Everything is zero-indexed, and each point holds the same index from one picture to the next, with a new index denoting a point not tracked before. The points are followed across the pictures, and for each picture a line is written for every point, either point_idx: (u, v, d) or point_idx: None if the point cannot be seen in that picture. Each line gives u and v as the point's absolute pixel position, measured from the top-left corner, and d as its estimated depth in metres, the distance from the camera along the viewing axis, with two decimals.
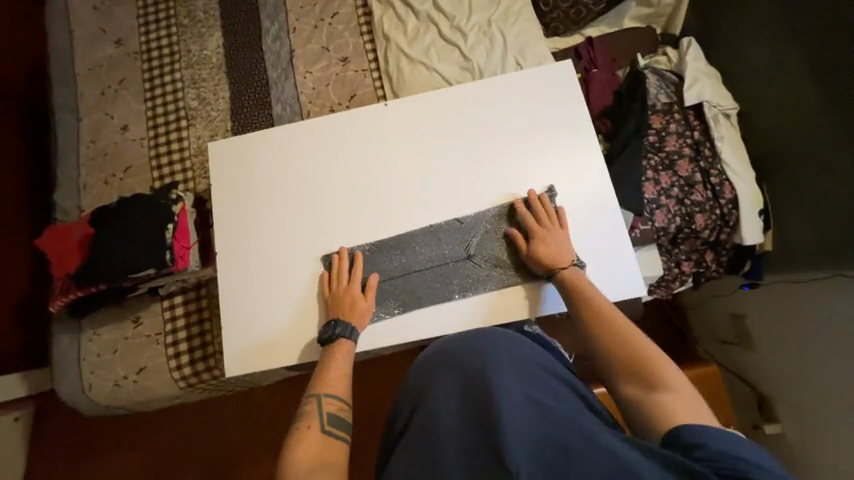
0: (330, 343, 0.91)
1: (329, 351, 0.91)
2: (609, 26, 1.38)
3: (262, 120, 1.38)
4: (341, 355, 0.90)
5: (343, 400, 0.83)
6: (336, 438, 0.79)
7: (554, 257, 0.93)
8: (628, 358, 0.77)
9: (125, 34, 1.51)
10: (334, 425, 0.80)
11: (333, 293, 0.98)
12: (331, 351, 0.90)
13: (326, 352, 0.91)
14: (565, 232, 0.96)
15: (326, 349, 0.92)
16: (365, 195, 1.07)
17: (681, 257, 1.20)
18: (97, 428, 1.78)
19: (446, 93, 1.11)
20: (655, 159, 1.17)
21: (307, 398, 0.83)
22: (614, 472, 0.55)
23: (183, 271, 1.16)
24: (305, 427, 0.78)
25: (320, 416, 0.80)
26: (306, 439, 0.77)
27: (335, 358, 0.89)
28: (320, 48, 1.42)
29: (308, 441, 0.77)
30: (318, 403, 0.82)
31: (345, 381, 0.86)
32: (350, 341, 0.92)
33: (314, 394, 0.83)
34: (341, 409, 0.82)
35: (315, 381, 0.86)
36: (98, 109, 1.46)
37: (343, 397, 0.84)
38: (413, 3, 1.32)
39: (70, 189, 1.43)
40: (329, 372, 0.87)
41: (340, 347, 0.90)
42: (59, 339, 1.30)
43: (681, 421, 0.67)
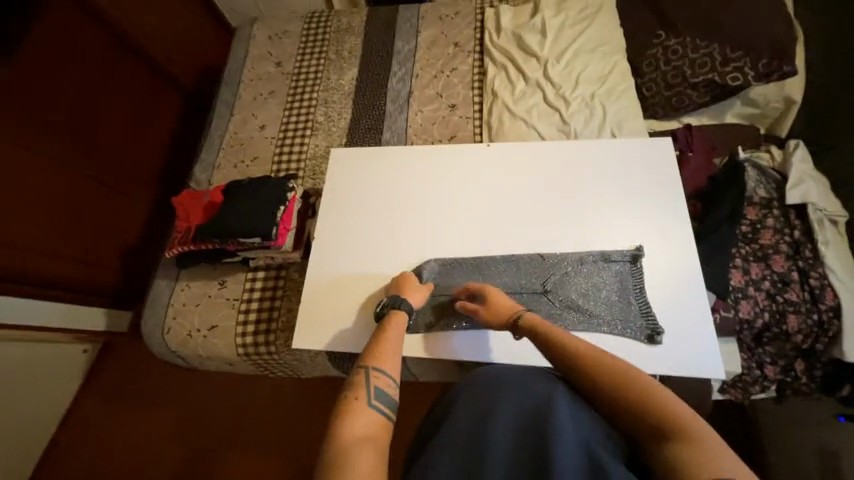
0: (385, 318, 0.91)
1: (383, 326, 0.89)
2: (710, 118, 1.44)
3: (371, 142, 1.60)
4: (394, 331, 0.87)
5: (390, 374, 0.78)
6: (381, 412, 0.72)
7: (499, 311, 0.94)
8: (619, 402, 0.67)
9: (285, 58, 1.88)
10: (381, 400, 0.74)
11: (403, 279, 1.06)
12: (382, 324, 0.90)
13: (379, 327, 0.89)
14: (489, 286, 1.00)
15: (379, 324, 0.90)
16: (449, 218, 1.18)
17: (765, 359, 1.12)
18: (148, 375, 1.95)
19: (544, 146, 1.23)
20: (746, 249, 1.17)
21: (357, 369, 0.78)
22: None
23: (279, 247, 1.35)
24: (353, 397, 0.73)
25: (367, 386, 0.75)
26: (351, 410, 0.71)
27: (387, 332, 0.87)
28: (435, 93, 1.64)
29: (356, 414, 0.70)
30: (365, 375, 0.77)
31: (396, 356, 0.82)
32: (403, 317, 0.93)
33: (362, 366, 0.79)
34: (389, 385, 0.77)
35: (363, 355, 0.82)
36: (248, 109, 1.80)
37: (391, 372, 0.79)
38: (525, 71, 1.51)
39: (207, 165, 1.73)
40: (380, 346, 0.83)
41: (390, 318, 0.91)
42: (158, 282, 1.51)
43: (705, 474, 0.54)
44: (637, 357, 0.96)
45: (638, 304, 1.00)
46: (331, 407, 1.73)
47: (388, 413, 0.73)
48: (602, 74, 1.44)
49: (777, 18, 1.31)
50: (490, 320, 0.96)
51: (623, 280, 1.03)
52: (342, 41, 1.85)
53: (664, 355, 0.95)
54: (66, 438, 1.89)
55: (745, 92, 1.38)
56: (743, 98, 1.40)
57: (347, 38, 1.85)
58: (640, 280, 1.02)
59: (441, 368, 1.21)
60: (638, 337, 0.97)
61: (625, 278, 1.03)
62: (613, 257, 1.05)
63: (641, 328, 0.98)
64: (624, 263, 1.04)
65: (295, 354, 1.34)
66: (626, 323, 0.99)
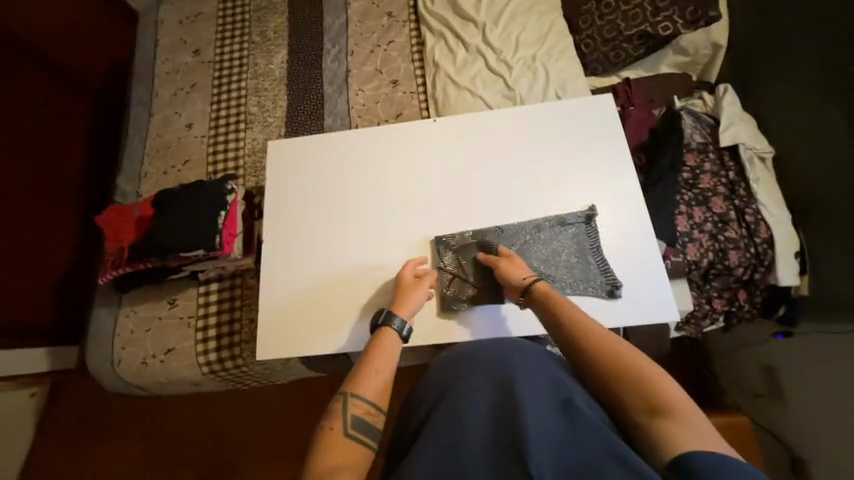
0: (374, 337, 0.84)
1: (374, 344, 0.83)
2: (647, 69, 1.46)
3: (313, 129, 1.49)
4: (385, 352, 0.81)
5: (372, 402, 0.74)
6: (361, 444, 0.70)
7: (517, 272, 0.94)
8: (612, 377, 0.69)
9: (203, 45, 1.69)
10: (359, 429, 0.71)
11: (402, 282, 0.98)
12: (370, 345, 0.83)
13: (371, 344, 0.83)
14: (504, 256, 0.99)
15: (373, 340, 0.84)
16: (404, 202, 1.13)
17: (712, 294, 1.21)
18: (109, 410, 1.81)
19: (492, 115, 1.20)
20: (689, 195, 1.22)
21: (338, 396, 0.74)
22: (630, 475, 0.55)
23: (228, 256, 1.26)
24: (328, 429, 0.70)
25: (346, 417, 0.71)
26: (331, 440, 0.68)
27: (379, 353, 0.81)
28: (374, 70, 1.55)
29: (330, 446, 0.68)
30: (344, 402, 0.73)
31: (384, 382, 0.77)
32: (397, 336, 0.86)
33: (342, 392, 0.74)
34: (372, 414, 0.73)
35: (346, 379, 0.77)
36: (169, 107, 1.61)
37: (373, 399, 0.74)
38: (464, 37, 1.45)
39: (132, 176, 1.55)
40: (368, 369, 0.77)
41: (381, 339, 0.84)
42: (98, 312, 1.37)
43: (684, 448, 0.58)
44: (600, 313, 1.00)
45: (596, 262, 1.03)
46: (314, 407, 1.69)
47: (369, 445, 0.70)
48: (541, 34, 1.41)
49: None
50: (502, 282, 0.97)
51: (580, 241, 1.04)
52: (265, 20, 1.68)
53: (626, 307, 1.00)
54: None
55: (676, 41, 1.41)
56: (675, 47, 1.43)
57: (270, 16, 1.69)
58: (595, 240, 1.04)
59: (416, 353, 1.20)
60: (599, 294, 1.01)
61: (582, 239, 1.05)
62: (569, 220, 1.06)
63: (601, 284, 1.01)
64: (580, 224, 1.06)
65: (266, 363, 1.28)
66: (588, 282, 1.02)
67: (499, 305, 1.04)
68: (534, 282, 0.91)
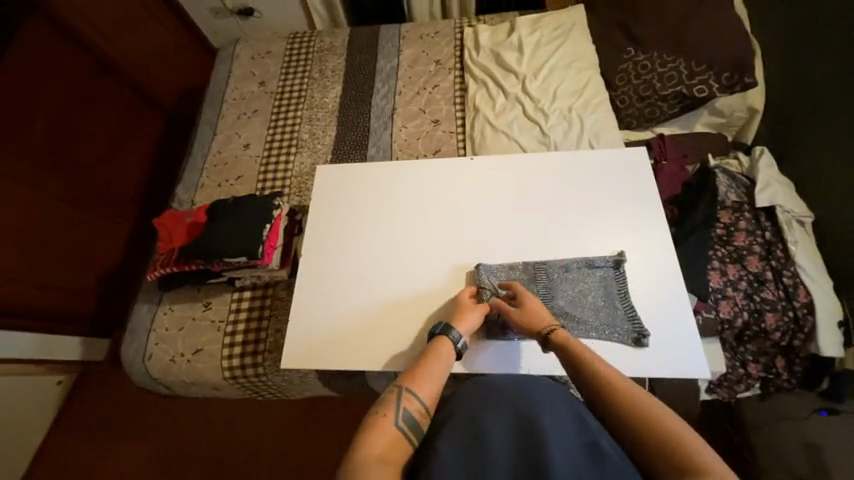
0: (431, 344, 0.89)
1: (431, 351, 0.87)
2: (681, 127, 1.51)
3: (357, 157, 1.61)
4: (441, 360, 0.85)
5: (425, 404, 0.76)
6: (406, 438, 0.71)
7: (538, 318, 0.93)
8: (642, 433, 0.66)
9: (268, 78, 1.90)
10: (409, 424, 0.73)
11: (459, 303, 1.02)
12: (428, 351, 0.87)
13: (429, 349, 0.87)
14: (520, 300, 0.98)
15: (431, 346, 0.89)
16: (435, 231, 1.19)
17: (747, 357, 1.16)
18: (128, 406, 1.86)
19: (527, 158, 1.26)
20: (722, 251, 1.21)
21: (393, 387, 0.77)
22: None
23: (265, 266, 1.34)
24: (381, 415, 0.73)
25: (398, 408, 0.74)
26: (379, 428, 0.71)
27: (435, 359, 0.85)
28: (418, 109, 1.67)
29: (382, 431, 0.70)
30: (398, 395, 0.76)
31: (437, 387, 0.80)
32: (454, 348, 0.89)
33: (397, 386, 0.78)
34: (421, 413, 0.75)
35: (402, 375, 0.81)
36: (231, 129, 1.80)
37: (426, 400, 0.77)
38: (505, 86, 1.56)
39: (190, 186, 1.71)
40: (423, 371, 0.81)
41: (440, 346, 0.88)
42: (139, 307, 1.47)
43: None
44: (626, 363, 0.98)
45: (623, 308, 1.03)
46: (322, 428, 1.68)
47: (413, 442, 0.72)
48: (577, 88, 1.50)
49: (736, 34, 1.40)
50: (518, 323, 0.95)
51: (605, 285, 1.05)
52: (325, 60, 1.88)
53: (653, 358, 0.97)
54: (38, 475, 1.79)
55: (711, 103, 1.45)
56: (710, 108, 1.47)
57: (330, 57, 1.88)
58: (620, 286, 1.05)
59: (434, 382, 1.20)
60: (624, 341, 0.99)
61: (611, 283, 1.05)
62: (598, 263, 1.07)
63: (627, 332, 1.00)
64: (608, 268, 1.07)
65: (285, 375, 1.31)
66: (615, 327, 1.01)
67: (514, 341, 1.06)
68: (553, 329, 0.89)
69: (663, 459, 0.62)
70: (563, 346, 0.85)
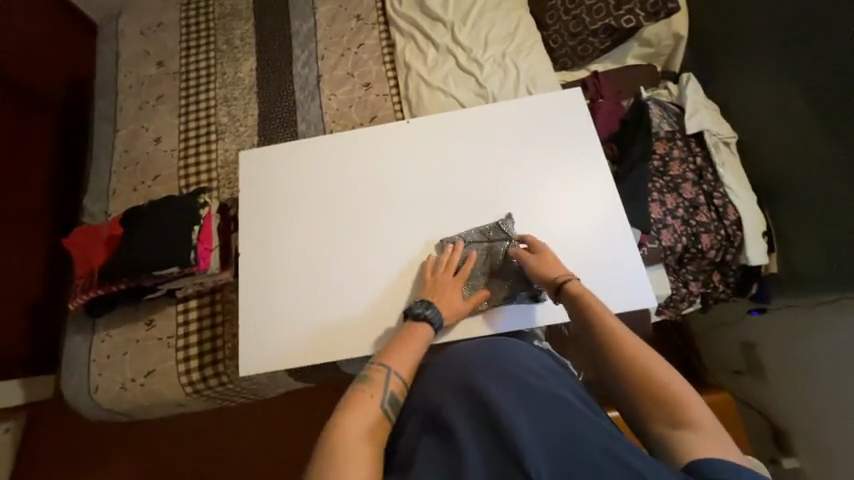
0: (412, 325, 0.89)
1: (412, 331, 0.88)
2: (614, 61, 1.49)
3: (287, 136, 1.47)
4: (420, 339, 0.87)
5: (404, 380, 0.78)
6: (386, 413, 0.73)
7: (554, 269, 0.92)
8: (632, 379, 0.70)
9: (167, 56, 1.64)
10: (389, 399, 0.75)
11: (441, 283, 0.99)
12: (410, 330, 0.89)
13: (407, 329, 0.89)
14: (542, 254, 0.96)
15: (409, 327, 0.90)
16: (382, 205, 1.13)
17: (688, 278, 1.25)
18: (90, 440, 1.73)
19: (466, 114, 1.20)
20: (660, 182, 1.26)
21: (372, 365, 0.79)
22: (616, 457, 0.57)
23: (205, 271, 1.22)
24: (362, 391, 0.74)
25: (375, 384, 0.76)
26: (361, 403, 0.72)
27: (413, 339, 0.86)
28: (346, 74, 1.53)
29: (362, 406, 0.72)
30: (380, 373, 0.78)
31: (414, 367, 0.82)
32: (431, 329, 0.90)
33: (379, 364, 0.80)
34: (400, 388, 0.77)
35: (384, 352, 0.83)
36: (135, 121, 1.56)
37: (406, 377, 0.79)
38: (433, 37, 1.45)
39: (99, 194, 1.50)
40: (403, 350, 0.83)
41: (421, 328, 0.89)
42: (71, 338, 1.31)
43: (699, 456, 0.62)
44: None
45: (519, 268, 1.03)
46: (306, 419, 1.67)
47: (389, 419, 0.73)
48: (509, 31, 1.42)
49: None
50: (533, 271, 0.94)
51: (556, 233, 1.07)
52: (231, 28, 1.64)
53: (606, 296, 1.02)
54: None
55: (639, 33, 1.44)
56: (639, 39, 1.46)
57: (236, 24, 1.65)
58: (571, 232, 1.07)
59: None
60: (523, 299, 1.02)
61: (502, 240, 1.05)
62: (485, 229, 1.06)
63: (582, 274, 1.03)
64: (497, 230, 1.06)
65: (252, 379, 1.25)
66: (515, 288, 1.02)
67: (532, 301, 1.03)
68: (568, 279, 0.87)
69: (646, 402, 0.68)
70: (575, 295, 0.84)
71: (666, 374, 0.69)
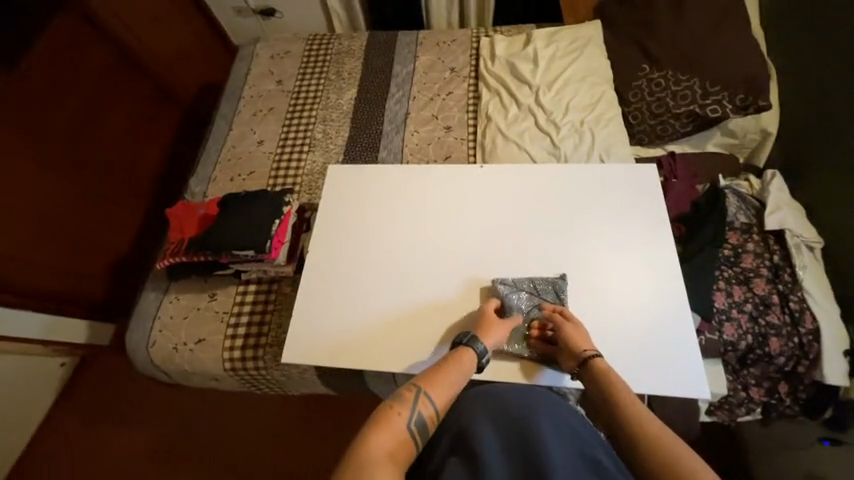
0: (454, 352, 0.90)
1: (454, 358, 0.89)
2: (693, 146, 1.51)
3: (368, 159, 1.64)
4: (460, 370, 0.87)
5: (438, 408, 0.77)
6: (413, 438, 0.72)
7: (585, 341, 0.95)
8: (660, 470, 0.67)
9: (286, 77, 1.93)
10: (419, 423, 0.74)
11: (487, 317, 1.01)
12: (452, 357, 0.89)
13: (449, 355, 0.90)
14: (575, 325, 0.98)
15: (452, 353, 0.91)
16: (441, 236, 1.20)
17: (749, 382, 1.15)
18: (125, 393, 1.88)
19: (537, 169, 1.27)
20: (729, 272, 1.21)
21: (407, 384, 0.80)
22: None
23: (272, 261, 1.36)
24: (393, 409, 0.74)
25: (408, 402, 0.76)
26: (391, 420, 0.72)
27: (453, 366, 0.87)
28: (430, 115, 1.69)
29: (392, 422, 0.72)
30: (415, 394, 0.78)
31: (448, 395, 0.81)
32: (474, 357, 0.91)
33: (415, 385, 0.80)
34: (431, 416, 0.76)
35: (422, 375, 0.83)
36: (247, 125, 1.83)
37: (439, 406, 0.78)
38: (518, 97, 1.57)
39: (202, 178, 1.74)
40: (441, 378, 0.83)
41: (463, 356, 0.90)
42: (147, 294, 1.49)
43: None
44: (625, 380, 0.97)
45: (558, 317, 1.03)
46: (316, 426, 1.69)
47: (417, 443, 0.72)
48: (591, 102, 1.51)
49: (751, 57, 1.40)
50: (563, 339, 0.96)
51: (607, 300, 1.06)
52: (343, 63, 1.91)
53: (653, 375, 0.97)
54: (34, 454, 1.82)
55: (724, 123, 1.46)
56: (723, 129, 1.47)
57: (348, 60, 1.92)
58: (622, 300, 1.05)
59: None
60: None
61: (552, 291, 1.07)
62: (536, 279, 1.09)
63: (628, 346, 1.00)
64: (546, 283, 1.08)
65: (284, 370, 1.32)
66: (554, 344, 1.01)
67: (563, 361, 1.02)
68: (595, 356, 0.91)
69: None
70: (601, 374, 0.87)
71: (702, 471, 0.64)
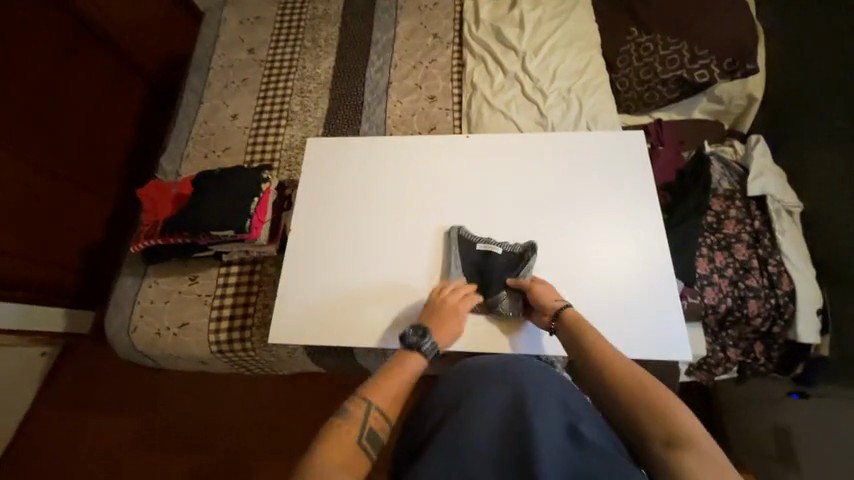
0: (399, 355, 0.83)
1: (399, 361, 0.83)
2: (680, 113, 1.49)
3: (349, 132, 1.57)
4: (407, 374, 0.81)
5: (387, 420, 0.75)
6: (364, 453, 0.70)
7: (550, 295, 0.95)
8: (636, 403, 0.70)
9: (258, 45, 1.80)
10: (368, 438, 0.72)
11: (442, 307, 0.97)
12: (397, 360, 0.83)
13: (395, 357, 0.84)
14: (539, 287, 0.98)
15: (398, 354, 0.85)
16: (427, 210, 1.17)
17: (728, 342, 1.20)
18: (111, 380, 1.85)
19: (524, 138, 1.24)
20: (711, 238, 1.23)
21: (354, 399, 0.75)
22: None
23: (253, 240, 1.31)
24: (340, 426, 0.72)
25: (357, 419, 0.73)
26: (339, 437, 0.70)
27: (403, 369, 0.81)
28: (413, 85, 1.62)
29: (339, 441, 0.69)
30: (362, 408, 0.74)
31: (397, 403, 0.77)
32: (422, 358, 0.84)
33: (362, 397, 0.76)
34: (382, 429, 0.74)
35: (368, 384, 0.78)
36: (218, 98, 1.72)
37: (388, 417, 0.75)
38: (503, 63, 1.51)
39: (174, 156, 1.64)
40: (389, 386, 0.78)
41: (408, 360, 0.83)
42: (123, 279, 1.43)
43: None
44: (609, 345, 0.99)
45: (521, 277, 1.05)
46: (309, 403, 1.70)
47: (370, 457, 0.71)
48: (579, 68, 1.46)
49: (740, 18, 1.36)
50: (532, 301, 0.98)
51: (593, 271, 1.06)
52: (318, 29, 1.79)
53: (637, 340, 0.99)
54: (21, 444, 1.79)
55: (712, 89, 1.44)
56: (709, 95, 1.46)
57: (323, 26, 1.80)
58: (608, 268, 1.06)
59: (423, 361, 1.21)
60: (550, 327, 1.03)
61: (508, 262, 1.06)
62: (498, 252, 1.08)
63: (611, 315, 1.02)
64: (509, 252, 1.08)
65: (272, 351, 1.30)
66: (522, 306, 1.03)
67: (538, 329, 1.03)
68: (564, 307, 0.91)
69: (653, 432, 0.67)
70: (572, 322, 0.87)
71: (673, 402, 0.69)
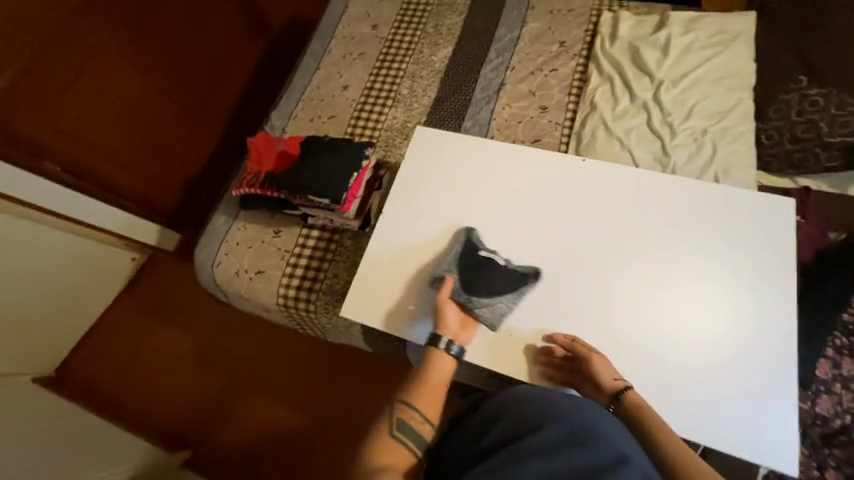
0: (425, 358, 0.95)
1: (425, 365, 0.94)
2: (832, 186, 1.29)
3: (451, 127, 1.55)
4: (432, 375, 0.92)
5: (422, 417, 0.86)
6: (408, 449, 0.81)
7: (609, 372, 0.94)
8: None
9: (382, 22, 1.83)
10: (406, 435, 0.83)
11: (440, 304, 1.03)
12: (424, 363, 0.95)
13: (424, 361, 0.95)
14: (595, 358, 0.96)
15: (424, 357, 0.96)
16: (521, 228, 1.13)
17: (827, 462, 1.01)
18: (182, 298, 2.06)
19: (643, 175, 1.14)
20: (842, 340, 1.07)
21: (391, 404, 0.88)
22: None
23: (342, 212, 1.36)
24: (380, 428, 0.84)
25: (398, 423, 0.84)
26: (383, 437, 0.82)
27: (433, 377, 0.92)
28: (527, 91, 1.55)
29: (383, 439, 0.82)
30: (396, 409, 0.86)
31: (432, 403, 0.88)
32: (447, 357, 0.96)
33: (396, 400, 0.88)
34: (419, 425, 0.85)
35: (401, 390, 0.91)
36: (334, 66, 1.78)
37: (423, 416, 0.86)
38: (633, 88, 1.39)
39: (283, 113, 1.73)
40: (420, 389, 0.90)
41: (432, 358, 0.95)
42: (218, 215, 1.55)
43: None
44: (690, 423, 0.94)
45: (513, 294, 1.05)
46: (345, 372, 1.77)
47: (415, 452, 0.81)
48: (720, 109, 1.30)
49: None
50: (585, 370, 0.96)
51: (689, 338, 0.99)
52: (443, 16, 1.77)
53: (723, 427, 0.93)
54: (103, 330, 2.07)
55: None
56: None
57: (449, 14, 1.77)
58: (707, 336, 0.99)
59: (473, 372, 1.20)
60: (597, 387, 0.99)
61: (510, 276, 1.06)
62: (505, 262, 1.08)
63: (703, 389, 0.96)
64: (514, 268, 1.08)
65: (331, 319, 1.36)
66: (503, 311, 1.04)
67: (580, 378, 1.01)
68: (626, 389, 0.91)
69: None
70: (637, 409, 0.87)
71: None
